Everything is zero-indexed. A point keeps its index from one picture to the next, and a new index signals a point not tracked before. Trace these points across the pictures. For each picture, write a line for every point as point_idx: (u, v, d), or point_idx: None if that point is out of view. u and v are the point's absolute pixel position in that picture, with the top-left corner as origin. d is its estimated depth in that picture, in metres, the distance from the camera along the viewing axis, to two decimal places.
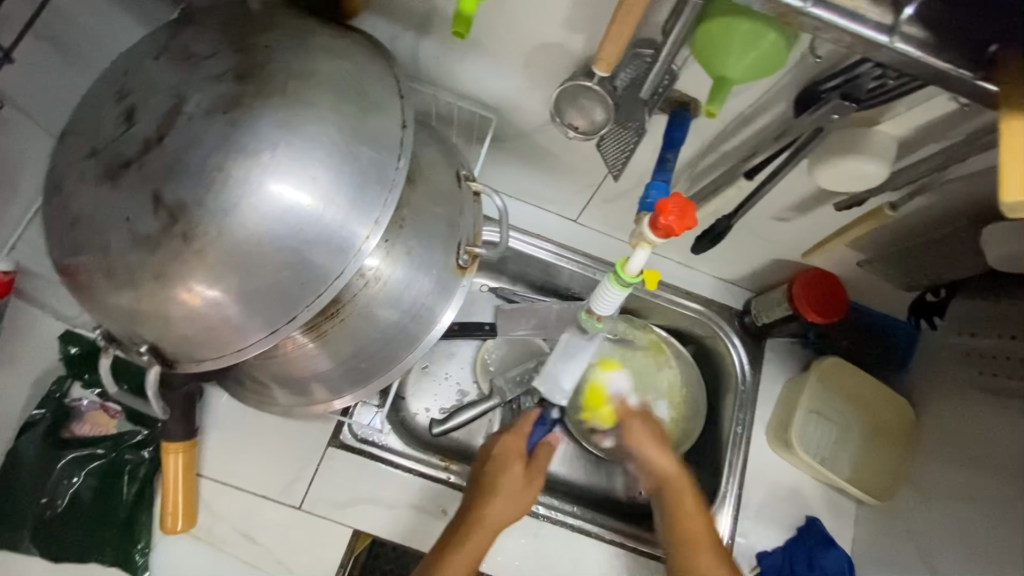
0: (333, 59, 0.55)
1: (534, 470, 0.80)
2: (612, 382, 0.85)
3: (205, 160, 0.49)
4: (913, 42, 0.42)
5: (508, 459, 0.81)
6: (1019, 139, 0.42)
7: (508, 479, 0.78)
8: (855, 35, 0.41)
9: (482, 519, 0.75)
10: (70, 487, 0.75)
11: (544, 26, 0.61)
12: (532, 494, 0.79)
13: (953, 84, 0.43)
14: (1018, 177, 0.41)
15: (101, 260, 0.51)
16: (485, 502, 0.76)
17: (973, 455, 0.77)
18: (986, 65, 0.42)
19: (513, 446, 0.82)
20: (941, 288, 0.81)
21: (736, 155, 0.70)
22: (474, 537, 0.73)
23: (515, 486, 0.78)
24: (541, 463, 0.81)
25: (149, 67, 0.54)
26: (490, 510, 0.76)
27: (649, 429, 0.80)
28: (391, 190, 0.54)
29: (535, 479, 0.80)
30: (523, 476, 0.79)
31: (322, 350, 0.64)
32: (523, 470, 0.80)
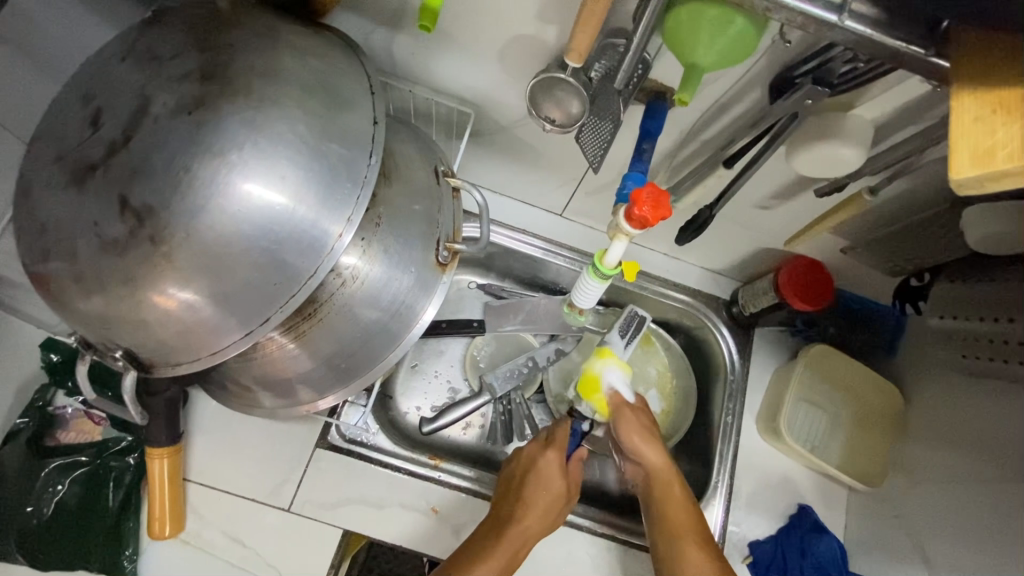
0: (300, 57, 0.55)
1: (571, 485, 0.81)
2: (608, 375, 0.84)
3: (170, 161, 0.48)
4: (863, 19, 0.42)
5: (549, 473, 0.80)
6: (969, 113, 0.39)
7: (546, 495, 0.78)
8: (805, 14, 0.42)
9: (519, 535, 0.75)
10: (54, 495, 0.74)
11: (515, 18, 0.61)
12: (565, 510, 0.80)
13: (906, 61, 0.44)
14: (965, 152, 0.39)
15: (71, 266, 0.50)
16: (523, 518, 0.76)
17: (962, 438, 0.77)
18: (939, 41, 0.43)
19: (554, 461, 0.81)
20: (926, 272, 0.81)
21: (715, 143, 0.70)
22: (506, 551, 0.73)
23: (550, 503, 0.78)
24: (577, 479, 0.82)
25: (114, 69, 0.53)
26: (524, 527, 0.76)
27: (641, 425, 0.83)
28: (363, 187, 0.54)
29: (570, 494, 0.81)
30: (560, 491, 0.80)
31: (301, 351, 0.64)
32: (563, 488, 0.80)
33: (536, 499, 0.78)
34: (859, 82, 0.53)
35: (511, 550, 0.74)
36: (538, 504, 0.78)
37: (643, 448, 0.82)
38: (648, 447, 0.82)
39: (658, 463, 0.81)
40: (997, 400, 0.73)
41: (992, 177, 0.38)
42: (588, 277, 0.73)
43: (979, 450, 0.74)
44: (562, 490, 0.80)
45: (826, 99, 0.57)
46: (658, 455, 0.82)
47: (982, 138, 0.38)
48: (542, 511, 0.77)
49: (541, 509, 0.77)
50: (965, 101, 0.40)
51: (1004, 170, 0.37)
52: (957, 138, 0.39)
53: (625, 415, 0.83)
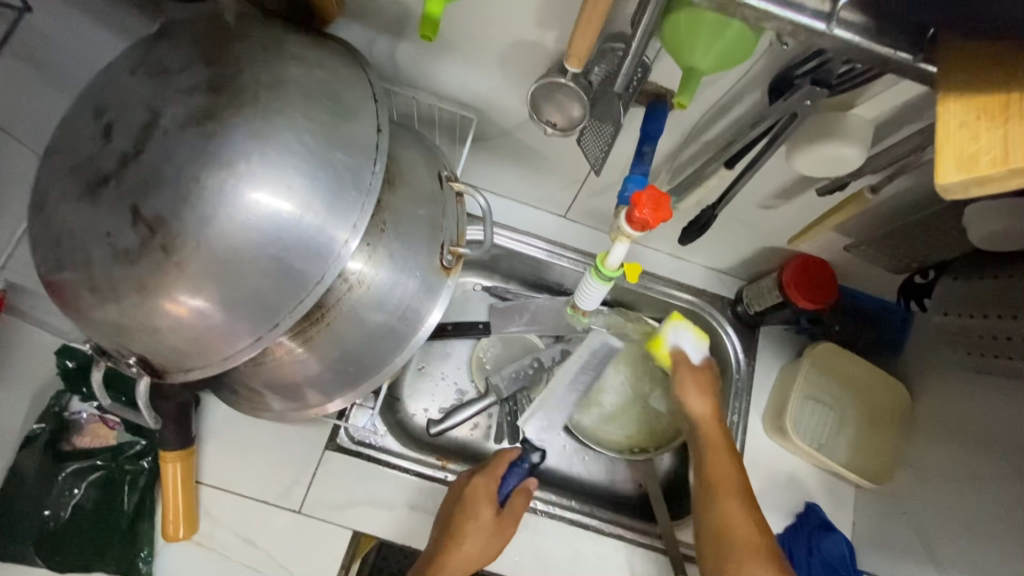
0: (305, 67, 0.56)
1: (503, 520, 0.78)
2: (674, 332, 0.84)
3: (180, 173, 0.50)
4: (851, 28, 0.43)
5: (476, 505, 0.79)
6: (954, 120, 0.39)
7: (471, 528, 0.77)
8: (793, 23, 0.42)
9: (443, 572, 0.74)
10: (71, 498, 0.76)
11: (514, 24, 0.62)
12: (497, 545, 0.78)
13: (897, 67, 0.44)
14: (951, 158, 0.38)
15: (86, 275, 0.52)
16: (446, 554, 0.75)
17: (969, 435, 0.77)
18: (927, 46, 0.43)
19: (482, 495, 0.80)
20: (930, 270, 0.82)
21: (716, 144, 0.70)
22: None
23: (480, 535, 0.77)
24: (513, 515, 0.79)
25: (125, 83, 0.55)
26: (449, 564, 0.74)
27: (698, 377, 0.83)
28: (368, 195, 0.55)
29: (501, 531, 0.78)
30: (488, 525, 0.78)
31: (309, 355, 0.65)
32: (492, 518, 0.78)
33: (462, 534, 0.76)
34: (856, 84, 0.54)
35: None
36: (464, 538, 0.76)
37: (691, 398, 0.81)
38: (694, 397, 0.81)
39: (704, 416, 0.81)
40: (1004, 397, 0.73)
41: (977, 181, 0.38)
42: (591, 279, 0.74)
43: (985, 447, 0.74)
44: (493, 522, 0.78)
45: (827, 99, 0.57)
46: (704, 405, 0.81)
47: (966, 143, 0.38)
48: (470, 542, 0.76)
49: (468, 543, 0.76)
50: (952, 107, 0.40)
51: (989, 174, 0.37)
52: (943, 144, 0.39)
53: (683, 371, 0.82)
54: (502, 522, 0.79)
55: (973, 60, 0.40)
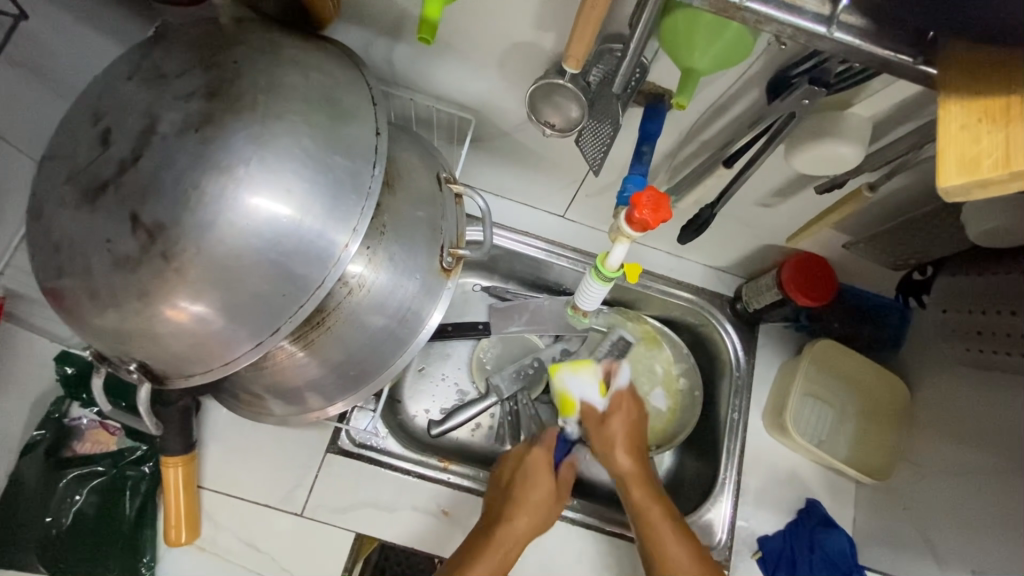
0: (303, 71, 0.56)
1: (561, 487, 0.83)
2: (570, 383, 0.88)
3: (180, 179, 0.50)
4: (852, 31, 0.42)
5: (539, 472, 0.82)
6: (953, 121, 0.40)
7: (537, 491, 0.80)
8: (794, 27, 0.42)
9: (515, 531, 0.76)
10: (73, 504, 0.76)
11: (513, 26, 0.62)
12: (557, 508, 0.81)
13: (898, 70, 0.43)
14: (953, 160, 0.39)
15: (85, 282, 0.51)
16: (518, 514, 0.77)
17: (968, 430, 0.77)
18: (927, 48, 0.42)
19: (544, 462, 0.83)
20: (929, 267, 0.83)
21: (714, 143, 0.70)
22: (503, 547, 0.74)
23: (543, 502, 0.79)
24: (567, 483, 0.84)
25: (123, 88, 0.54)
26: (519, 524, 0.76)
27: (619, 430, 0.86)
28: (368, 198, 0.55)
29: (559, 496, 0.82)
30: (551, 489, 0.81)
31: (310, 359, 0.65)
32: (551, 486, 0.81)
33: (529, 496, 0.79)
34: (853, 82, 0.54)
35: (501, 550, 0.74)
36: (531, 501, 0.79)
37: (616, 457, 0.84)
38: (619, 448, 0.84)
39: (629, 467, 0.83)
40: (1004, 392, 0.73)
41: (979, 184, 0.39)
42: (591, 279, 0.74)
43: (986, 442, 0.74)
44: (551, 488, 0.81)
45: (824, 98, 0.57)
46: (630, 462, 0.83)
47: (967, 146, 0.39)
48: (534, 510, 0.78)
49: (532, 508, 0.78)
50: (953, 109, 0.40)
51: (990, 177, 0.38)
52: (944, 147, 0.40)
53: (596, 426, 0.87)
54: (560, 490, 0.83)
55: (969, 60, 0.40)
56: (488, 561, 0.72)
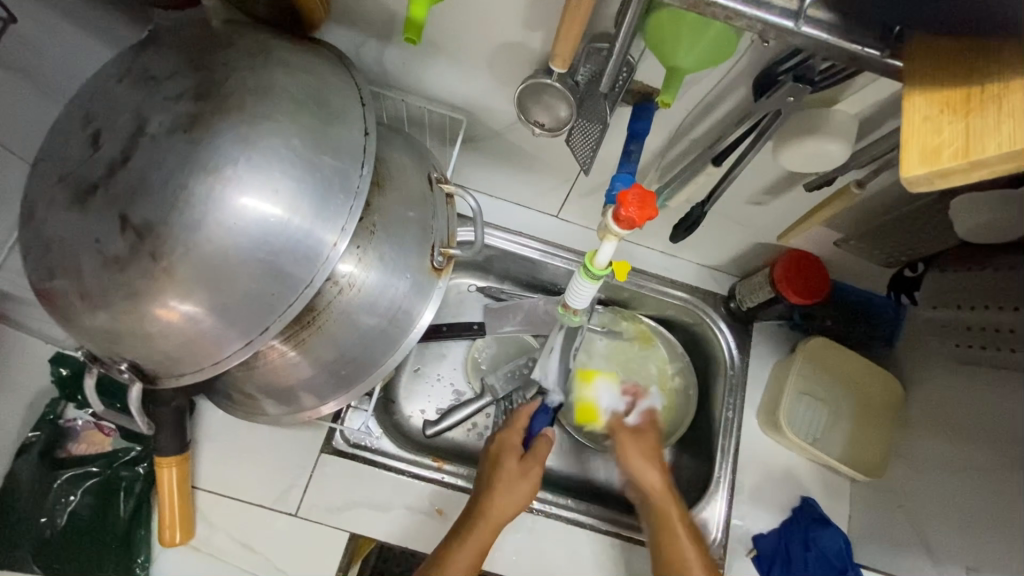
0: (291, 72, 0.56)
1: (530, 460, 0.81)
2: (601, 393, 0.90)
3: (168, 179, 0.50)
4: (819, 25, 0.43)
5: (506, 456, 0.82)
6: (918, 113, 0.39)
7: (505, 474, 0.80)
8: (764, 23, 0.43)
9: (487, 517, 0.76)
10: (67, 505, 0.76)
11: (502, 26, 0.62)
12: (533, 483, 0.80)
13: (864, 64, 0.44)
14: (915, 151, 0.39)
15: (75, 282, 0.52)
16: (488, 498, 0.77)
17: (961, 426, 0.77)
18: (893, 43, 0.43)
19: (510, 444, 0.83)
20: (919, 263, 0.82)
21: (704, 142, 0.70)
22: (478, 535, 0.75)
23: (514, 483, 0.79)
24: (540, 454, 0.82)
25: (113, 91, 0.55)
26: (490, 509, 0.77)
27: (641, 441, 0.85)
28: (356, 198, 0.55)
29: (532, 470, 0.81)
30: (518, 469, 0.81)
31: (302, 358, 0.65)
32: (518, 464, 0.81)
33: (495, 482, 0.79)
34: (837, 80, 0.54)
35: (480, 539, 0.75)
36: (499, 483, 0.79)
37: (643, 470, 0.82)
38: (646, 466, 0.82)
39: (657, 483, 0.81)
40: (997, 388, 0.73)
41: (939, 175, 0.38)
42: (580, 278, 0.74)
43: (978, 438, 0.74)
44: (520, 467, 0.81)
45: (809, 96, 0.58)
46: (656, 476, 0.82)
47: (929, 137, 0.38)
48: (501, 490, 0.78)
49: (502, 489, 0.78)
50: (917, 101, 0.40)
51: (950, 168, 0.37)
52: (909, 138, 0.39)
53: (624, 438, 0.85)
54: (531, 464, 0.81)
55: (944, 54, 0.40)
56: (469, 554, 0.74)
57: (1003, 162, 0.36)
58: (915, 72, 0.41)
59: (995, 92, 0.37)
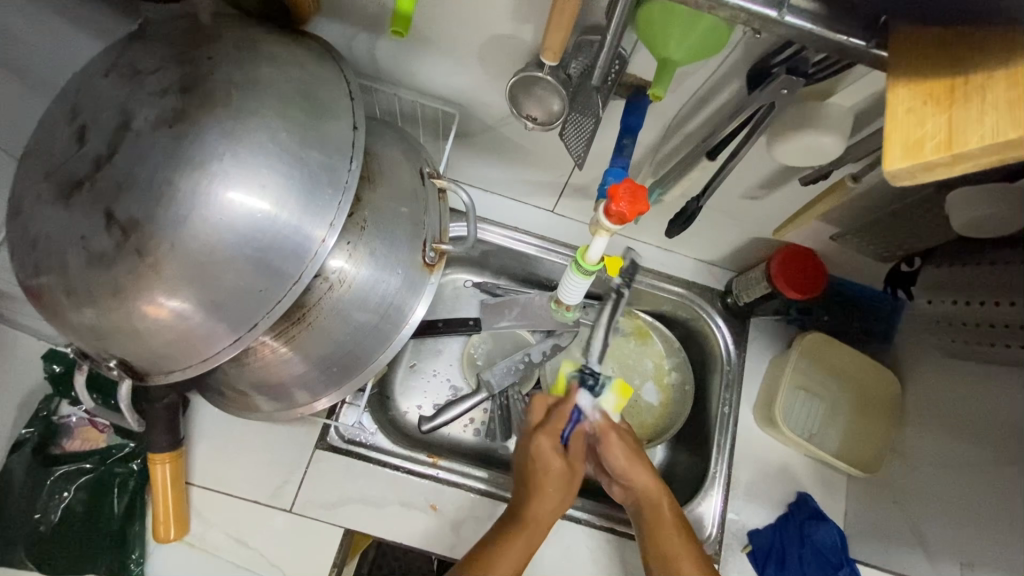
0: (279, 66, 0.56)
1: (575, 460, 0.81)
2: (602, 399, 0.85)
3: (152, 175, 0.49)
4: (802, 15, 0.43)
5: (551, 457, 0.79)
6: (902, 105, 0.39)
7: (549, 476, 0.78)
8: (748, 12, 0.42)
9: (537, 517, 0.76)
10: (61, 501, 0.76)
11: (492, 19, 0.61)
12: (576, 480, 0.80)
13: (851, 55, 0.43)
14: (898, 145, 0.38)
15: (61, 280, 0.52)
16: (538, 498, 0.77)
17: (957, 422, 0.77)
18: (878, 32, 0.43)
19: (555, 443, 0.80)
20: (916, 258, 0.81)
21: (698, 135, 0.70)
22: (528, 534, 0.75)
23: (560, 484, 0.78)
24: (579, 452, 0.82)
25: (98, 85, 0.54)
26: (539, 512, 0.76)
27: (623, 444, 0.81)
28: (344, 193, 0.55)
29: (575, 470, 0.80)
30: (562, 469, 0.79)
31: (293, 355, 0.65)
32: (562, 466, 0.79)
33: (541, 484, 0.78)
34: (830, 73, 0.54)
35: (528, 540, 0.74)
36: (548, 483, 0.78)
37: (636, 473, 0.80)
38: (636, 469, 0.80)
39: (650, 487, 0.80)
40: (994, 384, 0.72)
41: (922, 168, 0.37)
42: (573, 273, 0.74)
43: (973, 434, 0.74)
44: (565, 468, 0.79)
45: (803, 88, 0.57)
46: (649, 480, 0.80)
47: (912, 129, 0.38)
48: (547, 494, 0.77)
49: (548, 491, 0.77)
50: (901, 92, 0.39)
51: (932, 161, 0.37)
52: (890, 132, 0.39)
53: (609, 438, 0.81)
54: (578, 465, 0.81)
55: (923, 47, 0.39)
56: (517, 558, 0.73)
57: (986, 154, 0.35)
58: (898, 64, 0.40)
59: (977, 83, 0.36)
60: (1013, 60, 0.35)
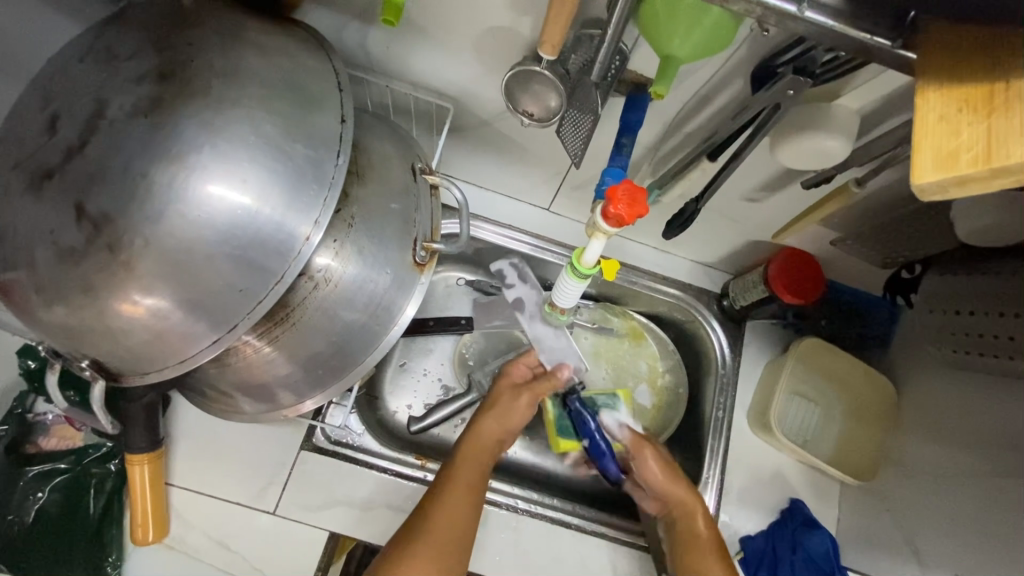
0: (264, 54, 0.53)
1: (525, 391, 0.84)
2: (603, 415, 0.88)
3: (127, 166, 0.47)
4: (824, 10, 0.41)
5: (501, 391, 0.85)
6: (932, 111, 0.37)
7: (496, 401, 0.84)
8: (761, 6, 0.40)
9: (480, 442, 0.80)
10: (35, 502, 0.74)
11: (489, 10, 0.59)
12: (527, 413, 0.83)
13: (874, 53, 0.42)
14: (927, 154, 0.36)
15: (30, 275, 0.49)
16: (484, 427, 0.81)
17: (955, 432, 0.76)
18: (906, 30, 0.40)
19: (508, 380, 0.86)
20: (916, 264, 0.80)
21: (699, 136, 0.68)
22: (469, 460, 0.78)
23: (506, 410, 0.83)
24: (542, 388, 0.84)
25: (72, 71, 0.51)
26: (482, 432, 0.81)
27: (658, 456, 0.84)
28: (331, 189, 0.53)
29: (523, 397, 0.83)
30: (511, 399, 0.84)
31: (277, 355, 0.63)
32: (509, 391, 0.84)
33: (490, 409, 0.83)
34: (839, 73, 0.52)
35: (471, 461, 0.78)
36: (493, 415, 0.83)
37: (669, 484, 0.82)
38: (669, 479, 0.82)
39: (686, 496, 0.81)
40: (992, 393, 0.71)
41: (956, 181, 0.36)
42: (568, 276, 0.72)
43: (970, 443, 0.73)
44: (513, 395, 0.84)
45: (809, 90, 0.55)
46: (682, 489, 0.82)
47: (946, 138, 0.36)
48: (492, 417, 0.82)
49: (494, 416, 0.82)
50: (931, 100, 0.37)
51: (969, 174, 0.35)
52: (921, 139, 0.37)
53: (645, 454, 0.84)
54: (527, 395, 0.83)
55: (947, 48, 0.38)
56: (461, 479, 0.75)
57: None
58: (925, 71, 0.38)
59: (1021, 89, 0.34)
60: None
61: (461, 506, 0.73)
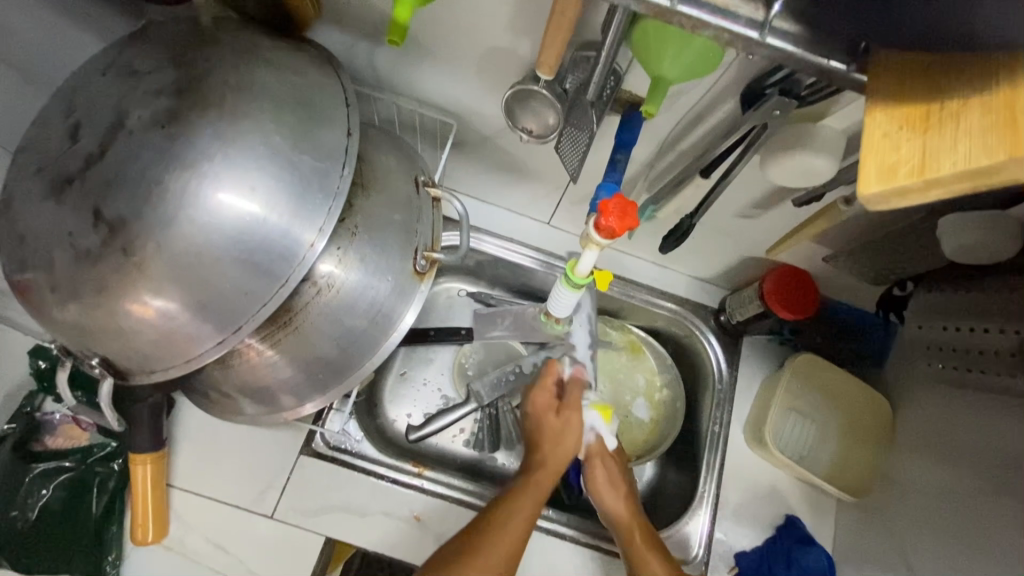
0: (276, 71, 0.56)
1: (569, 410, 0.82)
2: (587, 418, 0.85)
3: (143, 173, 0.50)
4: (786, 36, 0.42)
5: (544, 415, 0.83)
6: (880, 127, 0.39)
7: (547, 425, 0.82)
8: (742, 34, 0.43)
9: (547, 471, 0.79)
10: (39, 499, 0.75)
11: (490, 32, 0.62)
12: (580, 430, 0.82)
13: (834, 78, 0.43)
14: (874, 168, 0.38)
15: (46, 275, 0.51)
16: (547, 453, 0.80)
17: (949, 449, 0.76)
18: (862, 56, 0.42)
19: (545, 402, 0.83)
20: (908, 282, 0.82)
21: (693, 153, 0.70)
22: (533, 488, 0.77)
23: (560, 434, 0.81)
24: (575, 399, 0.83)
25: (95, 84, 0.55)
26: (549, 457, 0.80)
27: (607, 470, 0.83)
28: (335, 199, 0.55)
29: (571, 416, 0.82)
30: (557, 422, 0.82)
31: (280, 359, 0.65)
32: (555, 413, 0.82)
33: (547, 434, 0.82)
34: (824, 96, 0.54)
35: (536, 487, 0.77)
36: (547, 440, 0.81)
37: (606, 499, 0.82)
38: (606, 493, 0.82)
39: (622, 514, 0.80)
40: (985, 411, 0.72)
41: (895, 193, 0.38)
42: (562, 285, 0.74)
43: (964, 460, 0.73)
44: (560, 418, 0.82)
45: (794, 111, 0.58)
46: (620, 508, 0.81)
47: (887, 154, 0.38)
48: (556, 442, 0.81)
49: (553, 441, 0.81)
50: (878, 117, 0.40)
51: (907, 186, 0.37)
52: (868, 154, 0.39)
53: (595, 466, 0.83)
54: (572, 416, 0.81)
55: (898, 70, 0.40)
56: (526, 504, 0.75)
57: (958, 182, 0.36)
58: (876, 92, 0.40)
59: (953, 110, 0.37)
60: (992, 88, 0.35)
61: (521, 532, 0.73)
